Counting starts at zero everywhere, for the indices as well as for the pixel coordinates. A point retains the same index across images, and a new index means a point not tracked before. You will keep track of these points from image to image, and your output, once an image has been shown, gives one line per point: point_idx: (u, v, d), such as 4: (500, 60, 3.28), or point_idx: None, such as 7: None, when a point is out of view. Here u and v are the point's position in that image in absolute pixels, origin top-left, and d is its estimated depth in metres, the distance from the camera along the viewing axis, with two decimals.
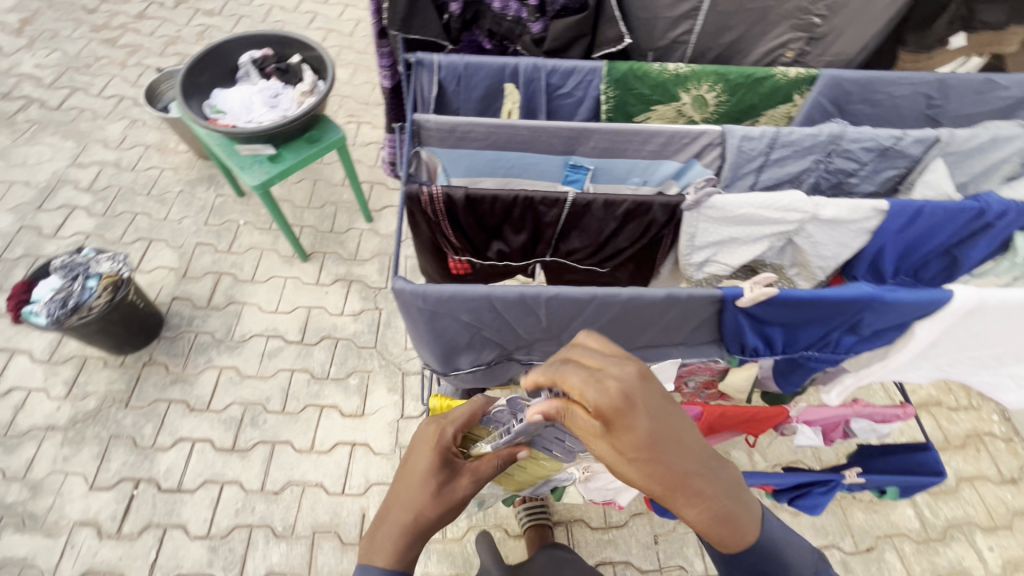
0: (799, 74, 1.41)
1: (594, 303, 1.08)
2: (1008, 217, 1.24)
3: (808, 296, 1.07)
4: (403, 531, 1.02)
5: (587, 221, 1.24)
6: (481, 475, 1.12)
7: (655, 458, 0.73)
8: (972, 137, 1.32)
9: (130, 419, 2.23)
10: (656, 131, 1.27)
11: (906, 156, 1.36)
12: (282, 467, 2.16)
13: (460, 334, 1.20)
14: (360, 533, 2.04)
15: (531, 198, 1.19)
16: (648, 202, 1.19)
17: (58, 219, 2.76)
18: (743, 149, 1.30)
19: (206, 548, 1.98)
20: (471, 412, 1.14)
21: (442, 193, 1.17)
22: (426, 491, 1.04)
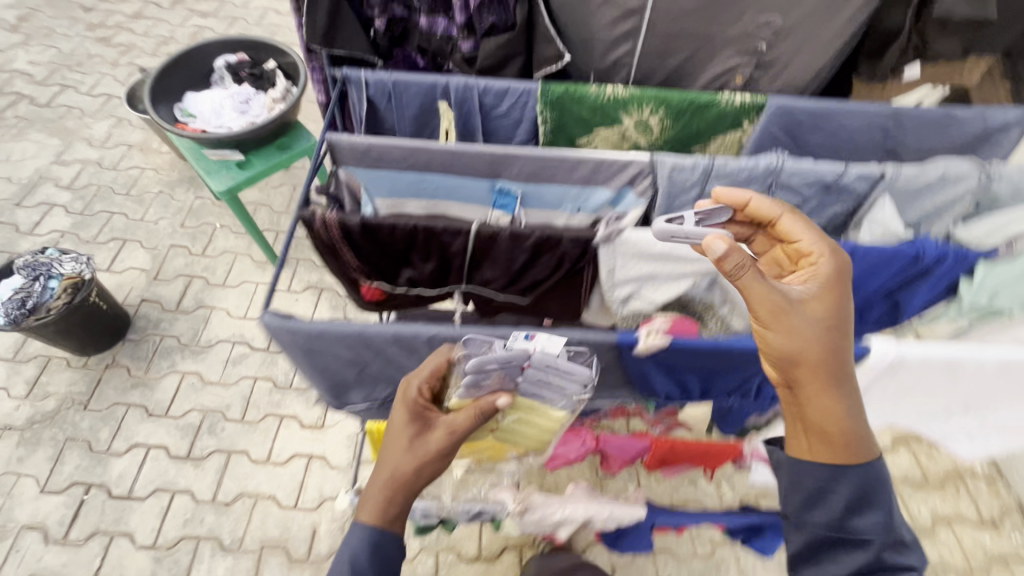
0: (746, 101, 1.35)
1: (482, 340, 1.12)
2: (947, 262, 1.17)
3: (709, 346, 1.04)
4: (384, 485, 1.01)
5: (496, 253, 1.16)
6: (457, 428, 1.05)
7: (837, 336, 0.95)
8: (920, 174, 1.26)
9: (88, 421, 2.20)
10: (580, 159, 1.24)
11: (852, 193, 1.31)
12: (236, 477, 2.12)
13: (346, 368, 1.18)
14: (309, 550, 1.99)
15: (432, 227, 1.12)
16: (555, 234, 1.11)
17: (36, 217, 2.75)
18: (672, 178, 1.24)
19: (151, 558, 1.95)
20: (435, 364, 1.05)
21: (337, 218, 1.10)
22: (400, 445, 1.02)
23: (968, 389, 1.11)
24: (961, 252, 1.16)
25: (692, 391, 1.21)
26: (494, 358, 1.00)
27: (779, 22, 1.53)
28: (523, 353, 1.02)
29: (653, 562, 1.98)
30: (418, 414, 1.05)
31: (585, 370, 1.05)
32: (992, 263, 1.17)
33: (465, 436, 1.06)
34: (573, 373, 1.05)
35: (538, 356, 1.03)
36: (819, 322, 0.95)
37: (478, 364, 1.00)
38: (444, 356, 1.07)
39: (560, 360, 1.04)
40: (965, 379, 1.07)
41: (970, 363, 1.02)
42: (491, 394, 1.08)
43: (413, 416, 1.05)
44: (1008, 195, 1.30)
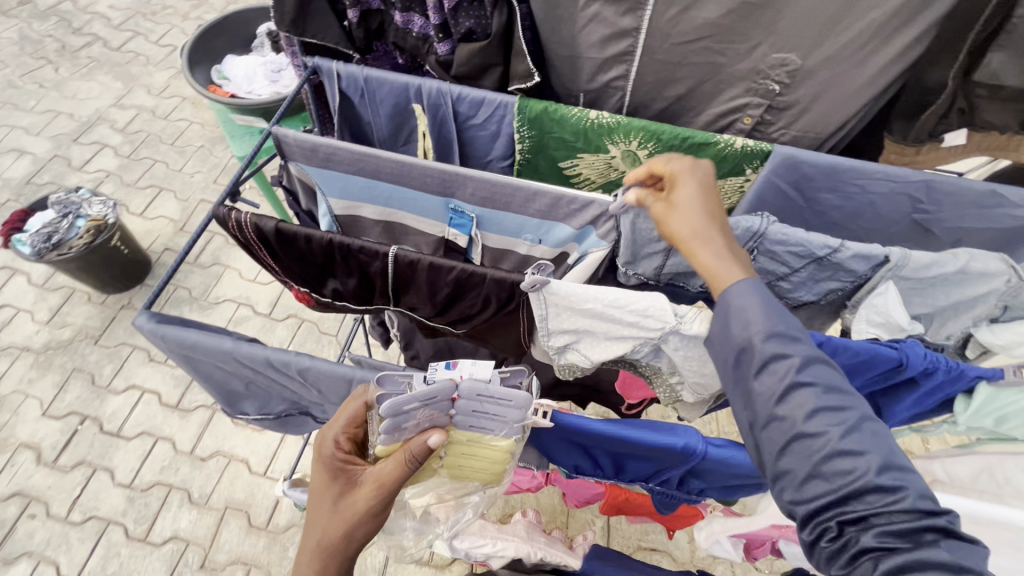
0: (746, 146, 1.17)
1: (354, 384, 0.88)
2: (937, 376, 0.90)
3: (602, 430, 0.86)
4: (314, 552, 0.86)
5: (415, 286, 0.89)
6: (385, 481, 0.83)
7: (697, 193, 0.86)
8: (933, 263, 0.97)
9: (95, 355, 2.33)
10: (538, 190, 0.98)
11: (850, 273, 1.00)
12: (216, 435, 2.19)
13: (232, 381, 0.96)
14: (269, 520, 2.03)
15: (344, 246, 0.85)
16: (477, 274, 0.82)
17: (88, 154, 2.92)
18: (637, 229, 0.96)
19: (125, 497, 2.05)
20: (350, 411, 0.84)
21: (242, 221, 0.85)
22: (324, 512, 0.85)
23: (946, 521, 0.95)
24: (954, 368, 0.89)
25: (604, 466, 1.02)
26: (412, 399, 0.75)
27: (798, 62, 1.22)
28: (448, 385, 0.79)
29: None
30: (338, 471, 0.85)
31: (525, 394, 0.81)
32: (998, 387, 0.92)
33: (399, 488, 0.85)
34: (509, 402, 0.81)
35: (466, 386, 0.79)
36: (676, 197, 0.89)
37: (394, 405, 0.76)
38: (360, 400, 0.84)
39: (496, 387, 0.80)
40: None
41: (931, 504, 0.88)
42: (424, 433, 0.83)
43: (331, 475, 0.85)
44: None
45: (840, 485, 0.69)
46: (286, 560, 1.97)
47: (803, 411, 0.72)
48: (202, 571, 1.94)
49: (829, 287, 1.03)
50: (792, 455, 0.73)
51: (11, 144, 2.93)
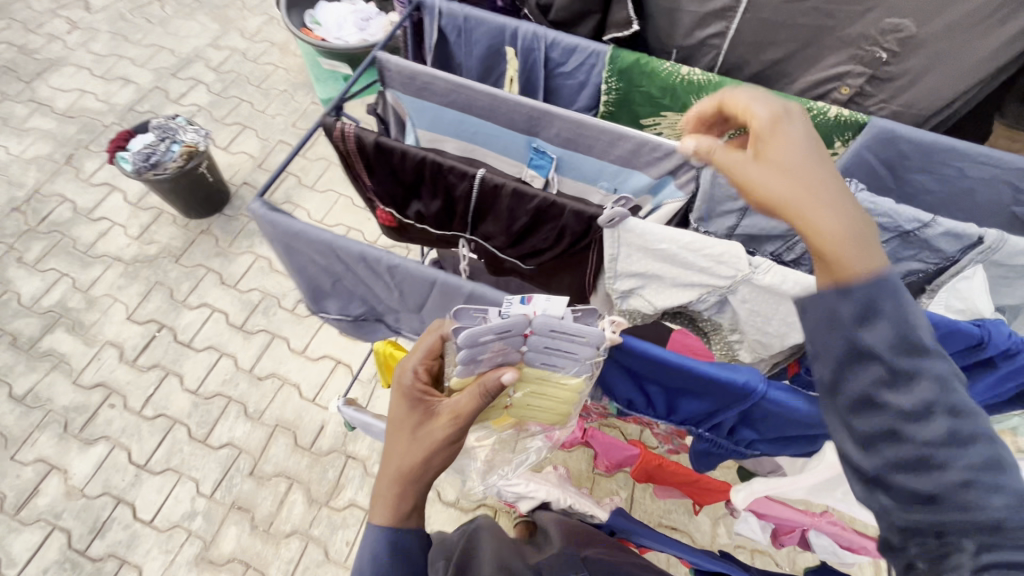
0: (840, 116, 1.19)
1: (436, 287, 0.91)
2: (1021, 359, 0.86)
3: (670, 359, 0.87)
4: (392, 481, 0.87)
5: (497, 211, 0.93)
6: (463, 410, 0.90)
7: (796, 154, 0.75)
8: None
9: (175, 272, 2.54)
10: (622, 134, 0.98)
11: (938, 253, 0.96)
12: (273, 358, 2.35)
13: (321, 277, 1.00)
14: (313, 442, 2.18)
15: (438, 162, 0.90)
16: (558, 203, 0.85)
17: (183, 88, 3.12)
18: (716, 183, 0.96)
19: (190, 401, 2.25)
20: (428, 343, 0.91)
21: (349, 132, 0.91)
22: (404, 439, 0.88)
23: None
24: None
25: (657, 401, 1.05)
26: (491, 328, 0.80)
27: (911, 29, 1.34)
28: (522, 320, 0.83)
29: None
30: (418, 402, 0.91)
31: (598, 331, 0.84)
32: None
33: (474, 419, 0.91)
34: (582, 337, 0.84)
35: (541, 321, 0.82)
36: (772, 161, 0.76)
37: (471, 336, 0.80)
38: (437, 332, 0.91)
39: (568, 324, 0.83)
40: None
41: None
42: (496, 368, 0.90)
43: (411, 405, 0.91)
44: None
45: (953, 515, 0.59)
46: (325, 479, 2.12)
47: (935, 435, 0.60)
48: (251, 477, 2.11)
49: (910, 267, 1.00)
50: (907, 477, 0.62)
51: (118, 72, 3.16)
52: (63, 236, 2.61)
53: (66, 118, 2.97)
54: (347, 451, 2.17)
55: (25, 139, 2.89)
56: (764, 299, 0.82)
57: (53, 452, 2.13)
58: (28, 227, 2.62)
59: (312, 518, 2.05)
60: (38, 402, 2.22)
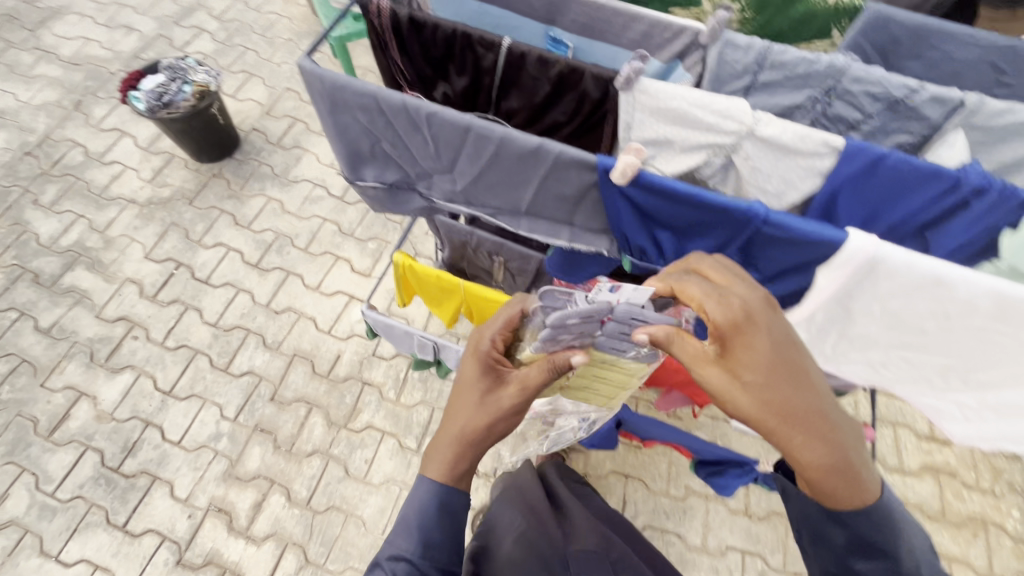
0: (838, 3, 1.30)
1: (477, 140, 0.81)
2: (994, 200, 0.81)
3: (685, 192, 0.76)
4: (452, 442, 0.99)
5: (521, 83, 1.00)
6: (529, 384, 0.99)
7: (774, 395, 0.79)
8: (1007, 110, 0.90)
9: (190, 214, 2.60)
10: (635, 14, 1.04)
11: (921, 122, 0.95)
12: (289, 294, 2.43)
13: (364, 144, 0.92)
14: (330, 370, 2.28)
15: (466, 33, 0.97)
16: (581, 68, 0.92)
17: (187, 37, 3.12)
18: (722, 60, 1.00)
19: (211, 333, 2.34)
20: (508, 313, 1.00)
21: (385, 6, 0.99)
22: (471, 402, 0.98)
23: (958, 344, 0.85)
24: (1009, 191, 0.79)
25: (667, 255, 0.91)
26: (575, 315, 0.83)
27: None
28: (605, 306, 0.84)
29: (624, 484, 2.13)
30: (490, 368, 1.00)
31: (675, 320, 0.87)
32: None
33: (536, 393, 1.00)
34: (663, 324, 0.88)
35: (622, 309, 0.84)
36: (756, 400, 0.80)
37: (560, 319, 0.84)
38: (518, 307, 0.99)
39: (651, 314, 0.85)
40: (960, 330, 0.81)
41: (985, 303, 0.73)
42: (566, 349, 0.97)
43: (483, 370, 1.00)
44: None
45: None
46: (343, 404, 2.22)
47: None
48: (272, 403, 2.22)
49: (897, 141, 0.98)
50: None
51: (121, 20, 3.16)
52: (77, 179, 2.66)
53: (73, 66, 2.98)
54: (363, 378, 2.27)
55: (33, 86, 2.92)
56: (763, 153, 0.87)
57: (81, 380, 2.23)
58: (42, 170, 2.67)
59: (332, 439, 2.16)
60: (64, 334, 2.31)
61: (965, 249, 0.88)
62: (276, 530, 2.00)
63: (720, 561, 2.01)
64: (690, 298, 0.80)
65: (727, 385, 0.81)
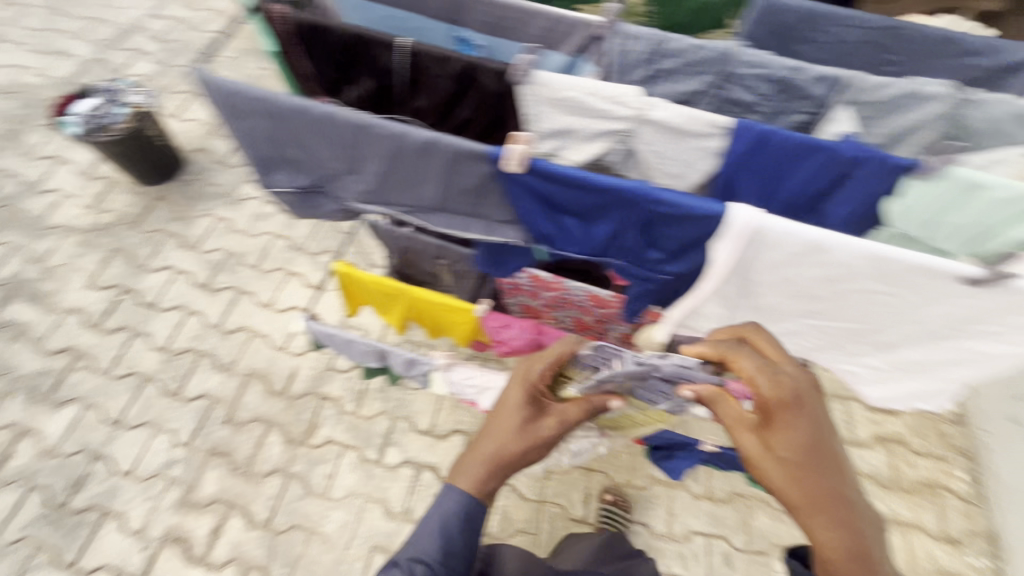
0: None
1: (373, 136, 0.82)
2: (869, 166, 0.86)
3: (575, 176, 0.78)
4: (487, 460, 1.08)
5: (422, 81, 1.01)
6: (567, 419, 1.12)
7: (801, 469, 0.92)
8: (882, 85, 0.95)
9: (134, 238, 2.54)
10: (534, 11, 1.08)
11: (809, 99, 1.00)
12: (241, 313, 2.39)
13: (269, 151, 0.91)
14: (286, 387, 2.24)
15: (362, 33, 0.98)
16: (473, 63, 0.94)
17: (126, 60, 3.06)
18: (620, 50, 1.04)
19: (160, 358, 2.28)
20: (557, 352, 1.13)
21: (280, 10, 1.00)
22: (512, 425, 1.08)
23: (855, 306, 0.89)
24: (883, 158, 0.85)
25: (575, 238, 0.91)
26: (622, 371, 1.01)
27: None
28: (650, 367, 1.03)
29: (587, 478, 2.14)
30: (534, 398, 1.11)
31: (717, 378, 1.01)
32: (918, 179, 0.86)
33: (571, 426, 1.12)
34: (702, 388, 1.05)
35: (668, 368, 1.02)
36: (783, 473, 0.93)
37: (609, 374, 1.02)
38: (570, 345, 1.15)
39: (698, 373, 1.00)
40: (850, 292, 0.85)
41: (864, 266, 0.77)
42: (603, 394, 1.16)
43: (527, 400, 1.11)
44: (983, 132, 0.98)
45: None
46: (301, 420, 2.19)
47: None
48: (227, 425, 2.17)
49: (792, 120, 1.04)
50: None
51: (55, 46, 3.09)
52: (13, 210, 2.57)
53: (4, 95, 2.90)
54: (321, 393, 2.24)
55: None
56: (658, 134, 0.90)
57: (23, 416, 2.14)
58: None
59: (290, 457, 2.12)
60: (3, 369, 2.23)
61: (853, 213, 0.93)
62: (236, 554, 1.95)
63: (685, 546, 2.04)
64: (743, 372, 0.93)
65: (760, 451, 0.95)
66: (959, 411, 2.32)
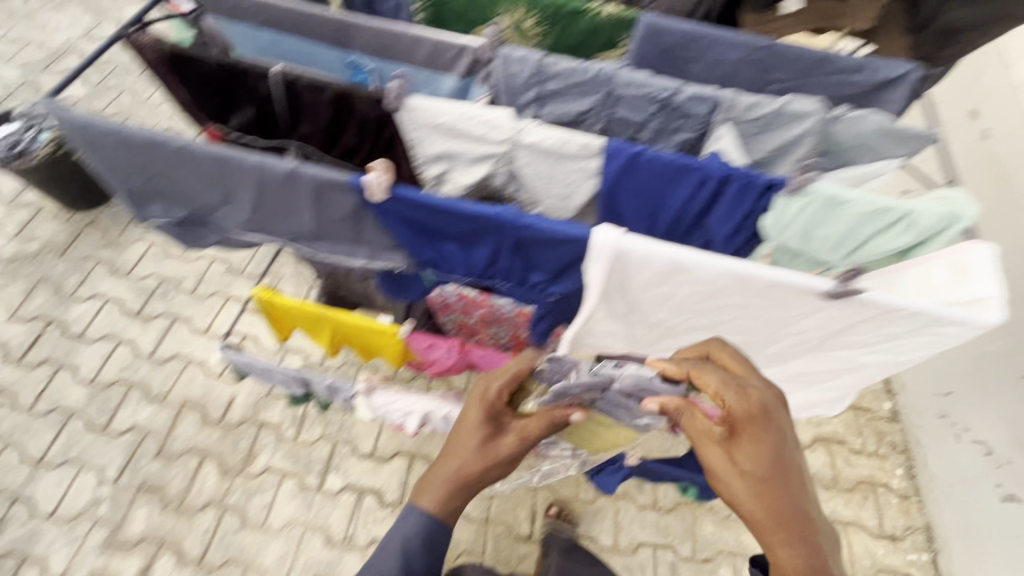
0: (615, 14, 1.21)
1: (234, 169, 0.80)
2: (736, 185, 0.88)
3: (438, 202, 0.78)
4: (448, 480, 1.01)
5: (302, 108, 0.99)
6: (530, 434, 1.03)
7: (767, 483, 0.86)
8: (758, 103, 0.98)
9: (61, 267, 2.44)
10: (418, 37, 1.07)
11: (693, 117, 1.02)
12: (175, 340, 2.31)
13: (137, 184, 0.89)
14: (223, 416, 2.17)
15: (236, 63, 0.97)
16: (348, 91, 0.93)
17: (57, 82, 2.95)
18: (506, 71, 1.04)
19: (87, 392, 2.18)
20: (515, 368, 1.03)
21: (150, 39, 0.97)
22: (473, 444, 1.01)
23: (732, 320, 0.91)
24: (749, 177, 0.87)
25: (457, 264, 0.91)
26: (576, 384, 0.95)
27: None
28: (609, 378, 0.96)
29: (533, 494, 2.12)
30: (493, 416, 1.04)
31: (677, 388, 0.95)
32: (784, 195, 0.88)
33: (535, 443, 1.05)
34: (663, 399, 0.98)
35: (625, 380, 0.96)
36: (748, 488, 0.86)
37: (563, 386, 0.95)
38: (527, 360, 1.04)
39: (659, 385, 0.94)
40: (724, 309, 0.87)
41: (727, 283, 0.79)
42: (564, 407, 1.07)
43: (486, 418, 1.04)
44: (853, 146, 1.03)
45: None
46: (238, 449, 2.12)
47: None
48: (159, 458, 2.08)
49: (681, 138, 1.06)
50: None
51: None
52: None
53: None
54: (259, 420, 2.17)
55: None
56: (535, 158, 0.91)
57: None
58: None
59: (226, 488, 2.05)
60: None
61: (729, 231, 0.96)
62: None
63: (631, 559, 2.03)
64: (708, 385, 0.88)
65: (727, 467, 0.88)
66: (894, 408, 2.36)
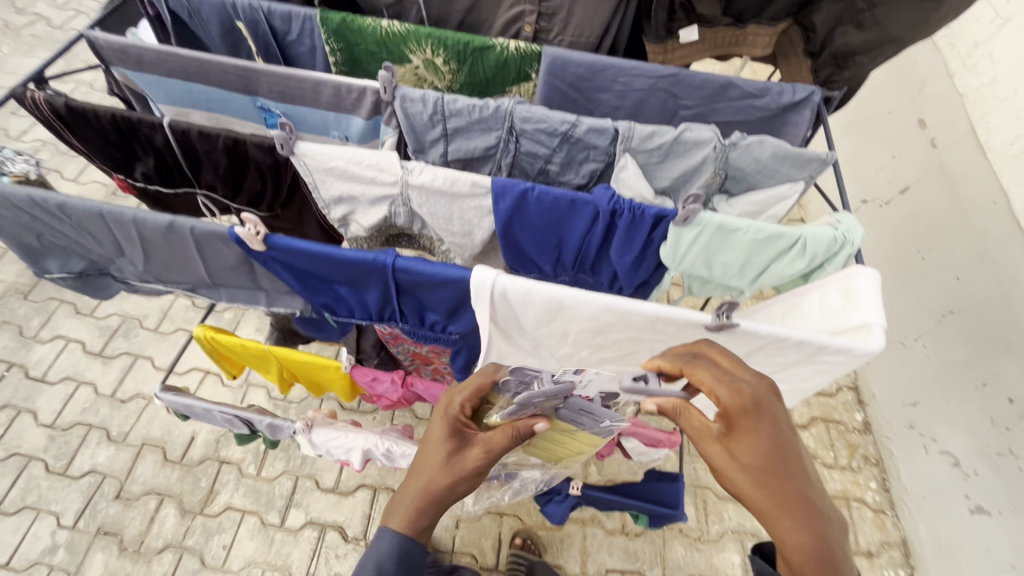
0: (521, 48, 1.24)
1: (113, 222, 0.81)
2: (622, 218, 0.89)
3: (314, 249, 0.78)
4: (417, 496, 0.95)
5: (204, 155, 1.01)
6: (494, 447, 0.96)
7: (767, 474, 0.82)
8: (654, 132, 1.01)
9: (23, 309, 2.44)
10: (319, 80, 1.08)
11: (595, 147, 1.04)
12: (136, 379, 2.30)
13: (29, 237, 0.90)
14: (183, 454, 2.15)
15: (128, 117, 0.98)
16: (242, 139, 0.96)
17: (25, 125, 2.95)
18: (408, 112, 1.05)
19: (46, 436, 2.17)
20: (477, 382, 0.96)
21: (40, 97, 0.98)
22: (437, 458, 0.95)
23: (626, 347, 0.91)
24: (636, 209, 0.88)
25: (355, 305, 0.92)
26: (542, 395, 0.86)
27: None
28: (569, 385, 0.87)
29: (499, 523, 2.08)
30: (458, 430, 0.98)
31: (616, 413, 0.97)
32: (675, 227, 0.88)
33: (502, 454, 0.98)
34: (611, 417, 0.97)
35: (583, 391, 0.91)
36: (749, 478, 0.82)
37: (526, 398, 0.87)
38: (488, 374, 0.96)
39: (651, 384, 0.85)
40: (615, 338, 0.87)
41: (604, 315, 0.79)
42: (529, 416, 0.98)
43: (451, 432, 0.97)
44: (754, 169, 1.05)
45: None
46: (198, 489, 2.09)
47: None
48: (117, 500, 2.06)
49: (591, 168, 1.08)
50: None
51: None
52: None
53: None
54: (220, 457, 2.15)
55: None
56: (425, 198, 0.92)
57: None
58: None
59: (185, 529, 2.02)
60: None
61: (624, 259, 0.96)
62: None
63: None
64: (702, 382, 0.80)
65: (726, 461, 0.84)
66: (865, 419, 2.29)
